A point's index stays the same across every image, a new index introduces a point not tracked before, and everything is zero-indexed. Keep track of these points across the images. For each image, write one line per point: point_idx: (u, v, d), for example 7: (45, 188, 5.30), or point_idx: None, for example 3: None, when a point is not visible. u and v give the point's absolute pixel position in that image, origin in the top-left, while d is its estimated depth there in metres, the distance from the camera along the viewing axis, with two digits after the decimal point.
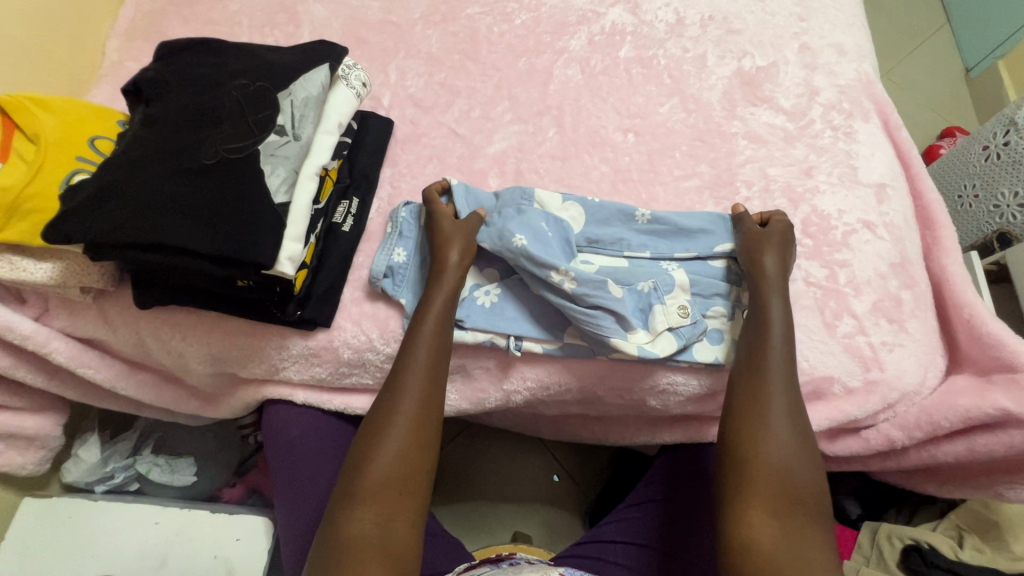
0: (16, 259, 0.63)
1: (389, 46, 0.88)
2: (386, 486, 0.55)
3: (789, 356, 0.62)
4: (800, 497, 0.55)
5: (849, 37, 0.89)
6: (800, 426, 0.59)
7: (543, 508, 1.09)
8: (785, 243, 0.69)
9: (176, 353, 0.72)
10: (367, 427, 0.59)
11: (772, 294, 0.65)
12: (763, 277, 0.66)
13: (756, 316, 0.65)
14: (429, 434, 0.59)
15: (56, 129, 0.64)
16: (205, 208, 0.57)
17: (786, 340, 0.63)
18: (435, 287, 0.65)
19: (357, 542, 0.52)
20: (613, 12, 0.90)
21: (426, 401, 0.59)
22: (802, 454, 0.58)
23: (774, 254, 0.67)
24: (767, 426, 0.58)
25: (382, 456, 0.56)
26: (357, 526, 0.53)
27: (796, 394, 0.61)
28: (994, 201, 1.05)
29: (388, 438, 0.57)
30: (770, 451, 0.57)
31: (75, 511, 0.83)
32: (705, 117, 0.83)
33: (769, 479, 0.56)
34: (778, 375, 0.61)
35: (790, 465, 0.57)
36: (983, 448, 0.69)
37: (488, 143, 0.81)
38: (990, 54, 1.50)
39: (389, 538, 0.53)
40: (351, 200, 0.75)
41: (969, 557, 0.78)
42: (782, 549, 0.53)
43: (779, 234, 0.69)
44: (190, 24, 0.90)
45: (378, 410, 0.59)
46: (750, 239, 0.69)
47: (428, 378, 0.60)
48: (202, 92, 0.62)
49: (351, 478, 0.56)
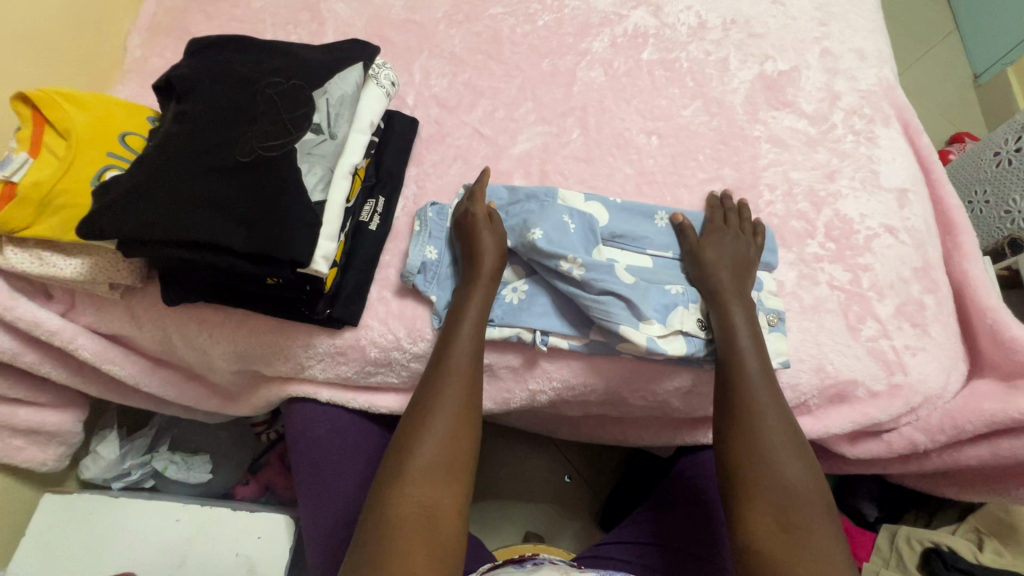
0: (46, 255, 0.63)
1: (413, 46, 0.88)
2: (434, 469, 0.55)
3: (760, 356, 0.63)
4: (796, 500, 0.54)
5: (869, 42, 0.90)
6: (787, 426, 0.59)
7: (558, 510, 1.09)
8: (739, 236, 0.72)
9: (201, 351, 0.72)
10: (410, 415, 0.59)
11: (731, 299, 0.67)
12: (717, 287, 0.68)
13: (723, 329, 0.65)
14: (470, 421, 0.59)
15: (87, 124, 0.64)
16: (242, 206, 0.57)
17: (755, 339, 0.64)
18: (473, 290, 0.65)
19: (405, 519, 0.51)
20: (636, 15, 0.90)
21: (462, 386, 0.60)
22: (792, 451, 0.57)
23: (721, 262, 0.69)
24: (755, 429, 0.58)
25: (430, 438, 0.56)
26: (405, 500, 0.53)
27: (778, 395, 0.61)
28: (1005, 207, 1.06)
29: (435, 421, 0.57)
30: (761, 447, 0.57)
31: (96, 508, 0.82)
32: (727, 121, 0.83)
33: (763, 478, 0.55)
34: (756, 376, 0.61)
35: (777, 462, 0.56)
36: (1007, 452, 0.69)
37: (513, 143, 0.81)
38: (998, 61, 1.51)
39: (437, 520, 0.52)
40: (377, 200, 0.75)
41: (988, 560, 0.78)
42: (807, 535, 0.52)
43: (722, 228, 0.72)
44: (214, 21, 0.90)
45: (418, 399, 0.59)
46: (693, 256, 0.71)
47: (471, 362, 0.61)
48: (237, 92, 0.63)
49: (397, 455, 0.56)
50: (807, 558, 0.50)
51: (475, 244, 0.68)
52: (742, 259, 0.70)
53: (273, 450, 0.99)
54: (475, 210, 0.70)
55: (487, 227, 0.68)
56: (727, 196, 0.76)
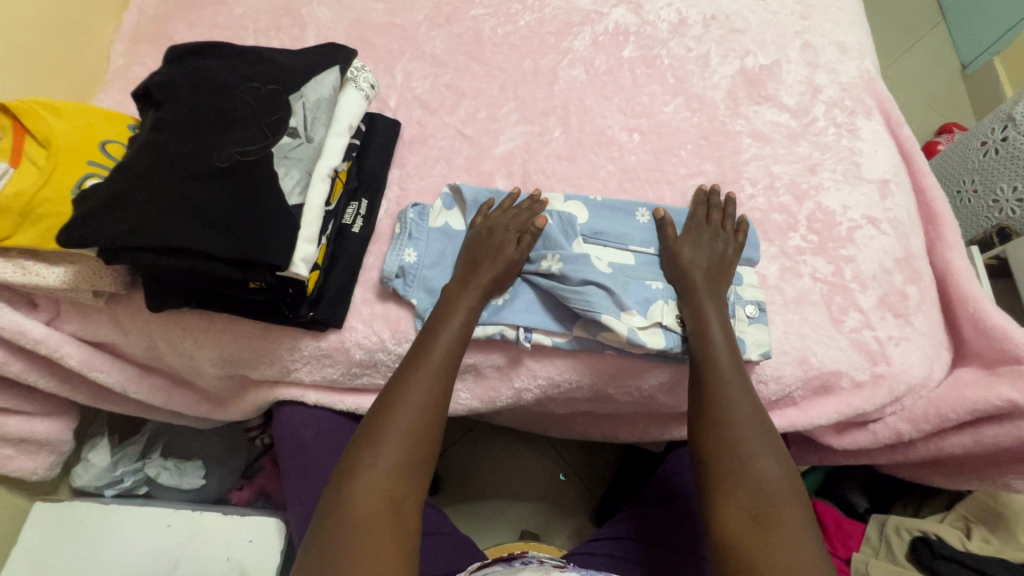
0: (29, 264, 0.64)
1: (395, 49, 0.89)
2: (405, 466, 0.55)
3: (735, 351, 0.64)
4: (770, 495, 0.54)
5: (850, 35, 0.90)
6: (762, 420, 0.59)
7: (550, 508, 1.10)
8: (715, 237, 0.72)
9: (187, 356, 0.73)
10: (379, 411, 0.58)
11: (706, 300, 0.67)
12: (693, 288, 0.68)
13: (696, 324, 0.66)
14: (439, 420, 0.59)
15: (68, 133, 0.64)
16: (218, 209, 0.58)
17: (728, 338, 0.64)
18: (461, 298, 0.65)
19: (372, 517, 0.51)
20: (616, 13, 0.91)
21: (437, 384, 0.59)
22: (765, 445, 0.57)
23: (699, 265, 0.69)
24: (728, 423, 0.59)
25: (401, 435, 0.56)
26: (368, 496, 0.52)
27: (750, 390, 0.62)
28: (993, 196, 1.06)
29: (407, 418, 0.57)
30: (735, 440, 0.58)
31: (88, 516, 0.83)
32: (709, 116, 0.84)
33: (735, 470, 0.56)
34: (732, 372, 0.62)
35: (751, 455, 0.56)
36: (990, 439, 0.70)
37: (495, 143, 0.82)
38: (987, 50, 1.51)
39: (401, 516, 0.53)
40: (360, 202, 0.75)
41: (976, 548, 0.79)
42: (780, 526, 0.51)
43: (703, 230, 0.72)
44: (196, 28, 0.90)
45: (387, 395, 0.59)
46: (672, 254, 0.71)
47: (445, 359, 0.61)
48: (214, 98, 0.63)
49: (367, 450, 0.55)
50: (781, 550, 0.50)
51: (477, 258, 0.68)
52: (719, 258, 0.70)
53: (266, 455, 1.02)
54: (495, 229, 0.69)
55: (513, 248, 0.68)
56: (715, 191, 0.76)
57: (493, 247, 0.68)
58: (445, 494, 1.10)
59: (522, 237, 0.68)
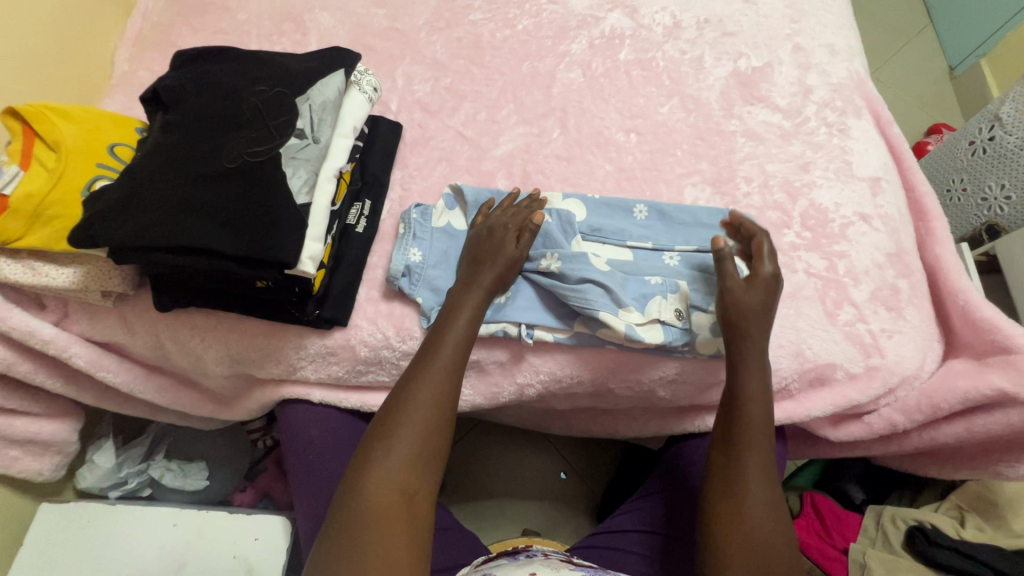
0: (39, 265, 0.65)
1: (396, 53, 0.90)
2: (415, 460, 0.56)
3: (766, 416, 0.63)
4: (766, 557, 0.58)
5: (840, 37, 0.92)
6: (774, 502, 0.60)
7: (552, 506, 1.11)
8: (771, 292, 0.66)
9: (194, 356, 0.74)
10: (390, 404, 0.59)
11: (753, 360, 0.64)
12: (738, 345, 0.64)
13: (734, 378, 0.64)
14: (450, 414, 0.60)
15: (76, 136, 0.65)
16: (228, 209, 0.59)
17: (762, 386, 0.64)
18: (470, 293, 0.66)
19: (385, 510, 0.53)
20: (612, 17, 0.93)
21: (448, 380, 0.60)
22: (769, 499, 0.60)
23: (758, 314, 0.64)
24: (744, 497, 0.60)
25: (411, 428, 0.57)
26: (382, 489, 0.53)
27: (771, 463, 0.62)
28: (982, 194, 1.09)
29: (417, 413, 0.58)
30: (747, 492, 0.60)
31: (93, 517, 0.83)
32: (704, 117, 0.86)
33: (739, 520, 0.59)
34: (759, 443, 0.62)
35: (756, 509, 0.60)
36: (981, 428, 0.71)
37: (495, 145, 0.83)
38: (973, 52, 1.54)
39: (414, 508, 0.54)
40: (364, 203, 0.76)
41: (971, 535, 0.82)
42: None
43: (771, 275, 0.66)
44: (199, 33, 0.92)
45: (400, 389, 0.60)
46: (735, 296, 0.65)
47: (456, 354, 0.62)
48: (222, 100, 0.64)
49: (380, 444, 0.56)
50: None
51: (482, 259, 0.69)
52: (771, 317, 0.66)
53: (270, 456, 1.03)
54: (496, 227, 0.70)
55: (514, 245, 0.69)
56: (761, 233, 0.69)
57: (493, 246, 0.69)
58: (449, 494, 1.11)
59: (521, 234, 0.70)
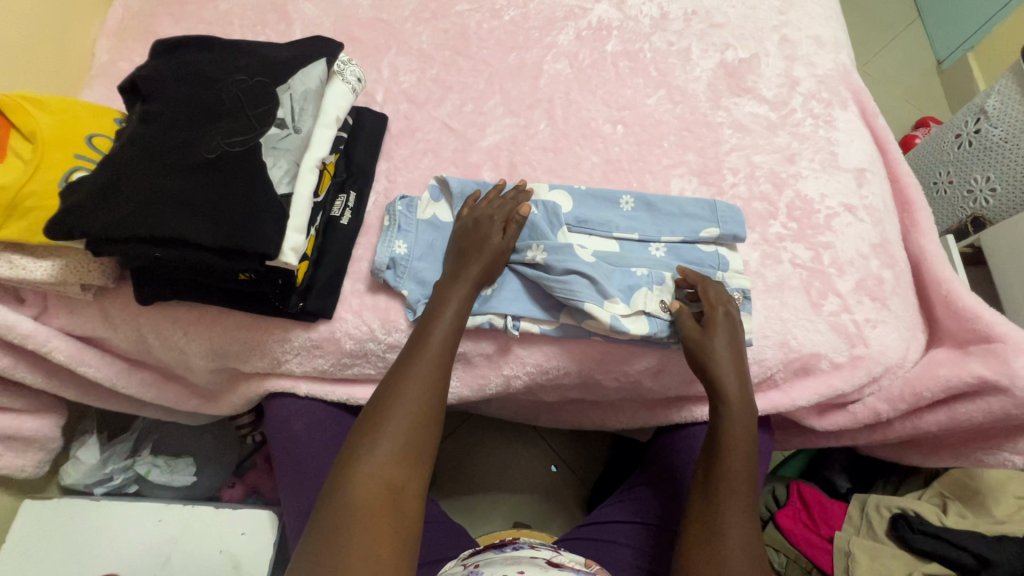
0: (16, 258, 0.63)
1: (382, 44, 0.89)
2: (403, 453, 0.55)
3: (749, 468, 0.62)
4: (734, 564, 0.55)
5: (826, 29, 0.92)
6: (756, 561, 0.56)
7: (542, 499, 1.11)
8: (733, 330, 0.66)
9: (177, 350, 0.73)
10: (379, 397, 0.59)
11: (729, 384, 0.64)
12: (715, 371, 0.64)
13: (716, 426, 0.64)
14: (439, 407, 0.59)
15: (53, 127, 0.64)
16: (209, 200, 0.58)
17: (744, 401, 0.64)
18: (455, 285, 0.66)
19: (371, 504, 0.52)
20: (600, 8, 0.92)
21: (436, 373, 0.60)
22: (743, 514, 0.59)
23: (727, 362, 0.64)
24: (720, 541, 0.57)
25: (400, 422, 0.56)
26: (369, 482, 0.53)
27: (752, 519, 0.60)
28: (967, 186, 1.09)
29: (406, 407, 0.57)
30: (724, 510, 0.59)
31: (77, 514, 0.83)
32: (691, 108, 0.86)
33: (711, 529, 0.58)
34: (740, 496, 0.60)
35: (726, 524, 0.58)
36: (963, 415, 0.72)
37: (481, 136, 0.83)
38: (960, 46, 1.55)
39: (401, 502, 0.54)
40: (348, 194, 0.76)
41: (954, 522, 0.83)
42: None
43: (726, 316, 0.67)
44: (181, 24, 0.90)
45: (388, 381, 0.59)
46: (702, 348, 0.65)
47: (444, 348, 0.62)
48: (201, 90, 0.63)
49: (368, 436, 0.56)
50: None
51: (466, 253, 0.68)
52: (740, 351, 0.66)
53: (258, 452, 1.02)
54: (482, 219, 0.70)
55: (500, 235, 0.69)
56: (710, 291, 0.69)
57: (479, 238, 0.69)
58: (439, 488, 1.11)
59: (506, 225, 0.70)
